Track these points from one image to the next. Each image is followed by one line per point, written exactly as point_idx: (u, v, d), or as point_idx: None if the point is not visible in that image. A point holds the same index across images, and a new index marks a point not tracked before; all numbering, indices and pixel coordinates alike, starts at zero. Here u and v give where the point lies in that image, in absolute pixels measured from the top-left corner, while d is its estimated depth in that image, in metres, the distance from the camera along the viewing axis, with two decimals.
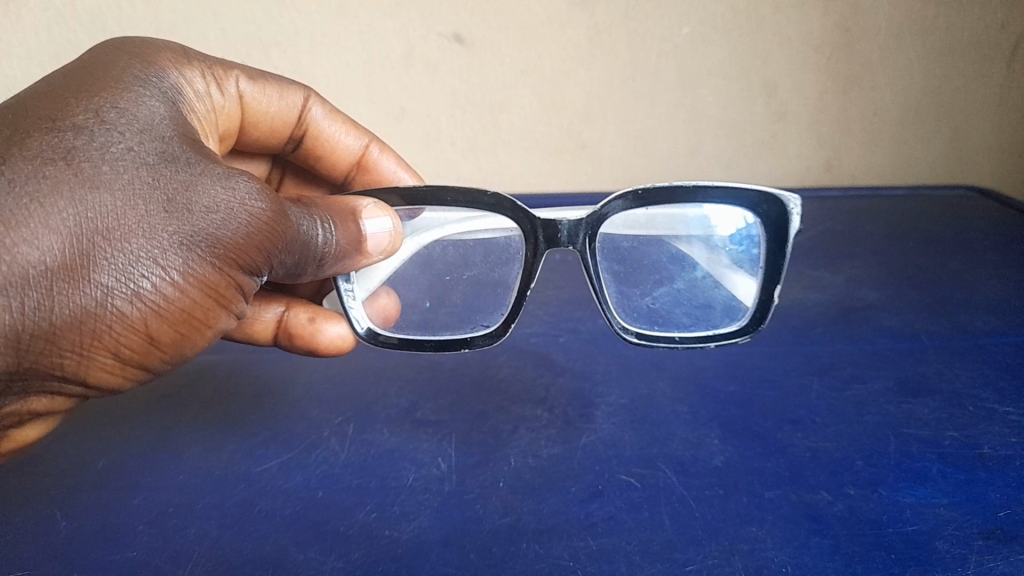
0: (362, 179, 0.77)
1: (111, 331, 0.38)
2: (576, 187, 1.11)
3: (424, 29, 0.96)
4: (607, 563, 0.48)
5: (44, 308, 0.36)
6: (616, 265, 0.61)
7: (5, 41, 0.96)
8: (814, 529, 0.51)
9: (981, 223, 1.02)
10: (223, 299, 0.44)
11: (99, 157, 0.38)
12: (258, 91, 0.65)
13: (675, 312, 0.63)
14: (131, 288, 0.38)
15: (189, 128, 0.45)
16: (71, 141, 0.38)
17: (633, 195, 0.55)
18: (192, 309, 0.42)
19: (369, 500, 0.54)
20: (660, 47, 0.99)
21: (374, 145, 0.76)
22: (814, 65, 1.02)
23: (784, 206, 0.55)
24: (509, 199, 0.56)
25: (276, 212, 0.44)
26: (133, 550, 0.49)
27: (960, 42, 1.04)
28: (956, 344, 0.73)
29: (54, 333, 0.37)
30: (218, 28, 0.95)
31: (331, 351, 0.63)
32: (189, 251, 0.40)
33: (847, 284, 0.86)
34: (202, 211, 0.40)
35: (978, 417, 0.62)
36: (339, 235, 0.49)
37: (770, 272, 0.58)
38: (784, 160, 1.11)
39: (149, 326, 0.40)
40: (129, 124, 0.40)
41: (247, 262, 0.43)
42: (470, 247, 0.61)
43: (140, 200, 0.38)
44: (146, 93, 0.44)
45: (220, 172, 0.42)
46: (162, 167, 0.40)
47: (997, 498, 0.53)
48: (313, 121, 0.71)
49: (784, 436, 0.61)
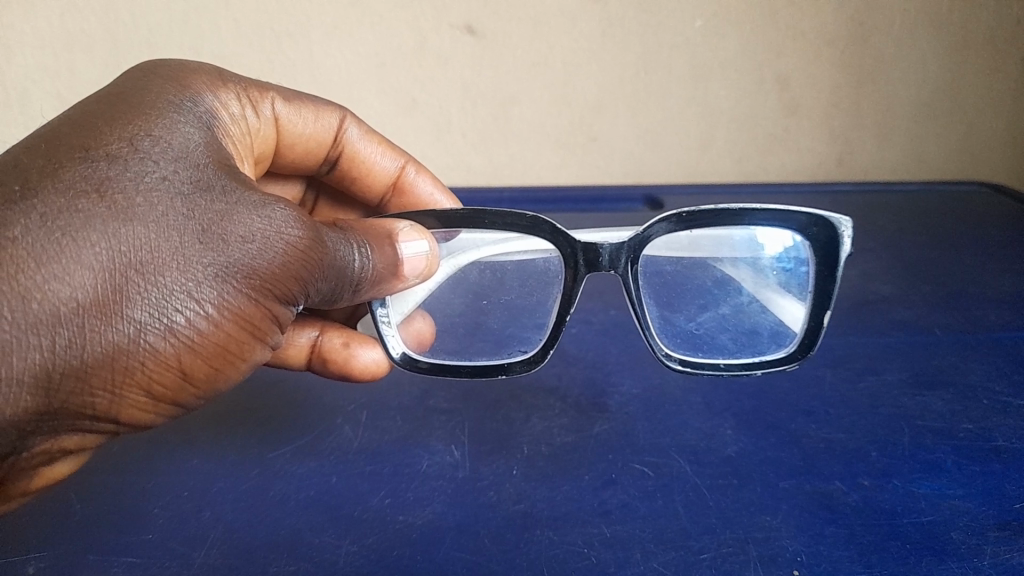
0: (398, 201, 0.76)
1: (144, 368, 0.37)
2: (586, 181, 1.11)
3: (436, 20, 0.96)
4: (621, 550, 0.48)
5: (76, 346, 0.35)
6: (658, 290, 0.62)
7: (20, 29, 0.96)
8: (828, 519, 0.51)
9: (994, 218, 1.02)
10: (259, 331, 0.43)
11: (133, 188, 0.38)
12: (292, 112, 0.65)
13: (721, 339, 0.62)
14: (165, 323, 0.37)
15: (224, 154, 0.45)
16: (104, 171, 0.37)
17: (676, 218, 0.56)
18: (227, 343, 0.41)
19: (382, 486, 0.54)
20: (672, 40, 0.98)
21: (411, 166, 0.75)
22: (828, 59, 1.01)
23: (835, 228, 0.55)
24: (548, 220, 0.56)
25: (313, 239, 0.44)
26: (148, 533, 0.49)
27: (975, 36, 1.03)
28: (971, 339, 0.72)
29: (86, 372, 0.36)
30: (231, 19, 0.95)
31: (365, 376, 0.61)
32: (224, 282, 0.40)
33: (860, 278, 0.86)
34: (237, 240, 0.40)
35: (993, 410, 0.62)
36: (376, 259, 0.49)
37: (819, 297, 0.57)
38: (795, 155, 1.11)
39: (183, 362, 0.39)
40: (164, 153, 0.41)
41: (281, 291, 0.43)
42: (507, 269, 0.61)
43: (175, 233, 0.38)
44: (179, 119, 0.45)
45: (255, 200, 0.42)
46: (197, 197, 0.40)
47: (1012, 491, 0.53)
48: (348, 141, 0.71)
49: (798, 427, 0.60)
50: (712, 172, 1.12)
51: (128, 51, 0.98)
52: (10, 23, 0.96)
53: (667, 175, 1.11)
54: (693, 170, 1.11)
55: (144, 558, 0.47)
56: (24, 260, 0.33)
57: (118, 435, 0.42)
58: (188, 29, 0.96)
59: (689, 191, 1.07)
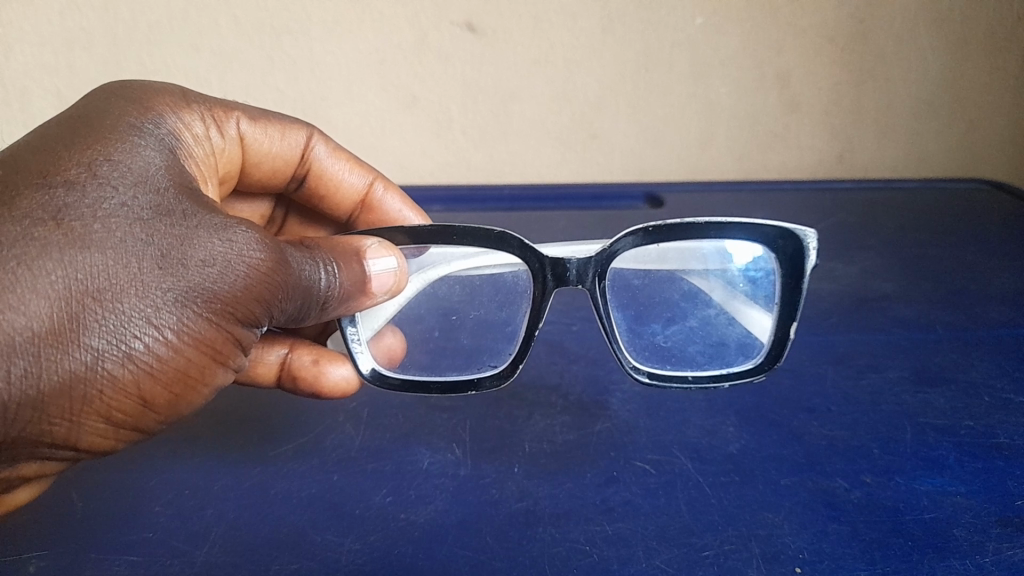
0: (367, 218, 0.76)
1: (102, 395, 0.38)
2: (587, 177, 1.11)
3: (436, 17, 0.96)
4: (624, 547, 0.48)
5: (32, 376, 0.35)
6: (627, 302, 0.61)
7: (18, 26, 0.96)
8: (831, 516, 0.51)
9: (996, 216, 1.01)
10: (221, 354, 0.43)
11: (90, 215, 0.37)
12: (258, 131, 0.65)
13: (689, 351, 0.62)
14: (123, 350, 0.38)
15: (185, 177, 0.45)
16: (61, 198, 0.37)
17: (644, 232, 0.56)
18: (187, 368, 0.41)
19: (385, 483, 0.54)
20: (674, 36, 0.98)
21: (379, 183, 0.75)
22: (828, 56, 1.01)
23: (800, 240, 0.55)
24: (515, 236, 0.56)
25: (275, 260, 0.44)
26: (151, 531, 0.49)
27: (976, 33, 1.02)
28: (971, 336, 0.72)
29: (44, 401, 0.36)
30: (231, 15, 0.95)
31: (335, 394, 0.60)
32: (184, 307, 0.40)
33: (861, 275, 0.85)
34: (198, 265, 0.40)
35: (994, 407, 0.62)
36: (343, 276, 0.49)
37: (787, 307, 0.58)
38: (796, 152, 1.10)
39: (141, 388, 0.39)
40: (123, 177, 0.40)
41: (243, 313, 0.43)
42: (473, 286, 0.61)
43: (133, 258, 0.38)
44: (141, 143, 0.44)
45: (217, 223, 0.42)
46: (156, 222, 0.40)
47: (1015, 488, 0.53)
48: (316, 159, 0.71)
49: (800, 424, 0.60)
50: (712, 169, 1.12)
51: (128, 48, 0.98)
52: (10, 20, 0.96)
53: (668, 171, 1.11)
54: (693, 166, 1.11)
55: (146, 555, 0.47)
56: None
57: (79, 461, 0.42)
58: (189, 25, 0.96)
59: (689, 189, 1.07)
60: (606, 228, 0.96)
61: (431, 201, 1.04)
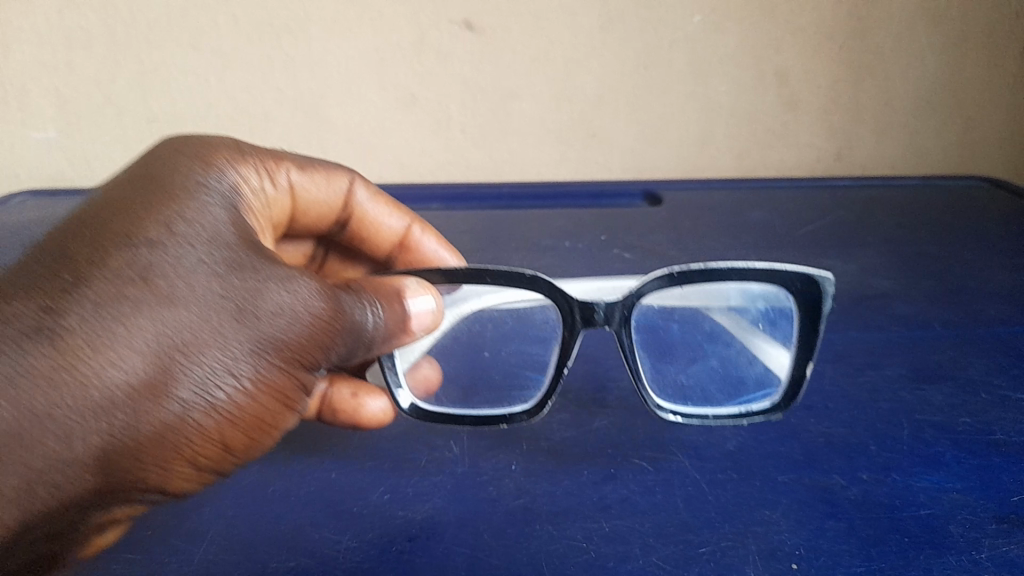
0: (405, 258, 0.75)
1: (190, 444, 0.41)
2: (586, 174, 1.11)
3: (435, 15, 0.96)
4: (621, 544, 0.49)
5: (130, 427, 0.39)
6: (649, 341, 0.63)
7: (18, 25, 0.96)
8: (828, 513, 0.51)
9: (996, 212, 1.01)
10: (291, 400, 0.46)
11: (173, 276, 0.42)
12: (307, 179, 0.64)
13: (709, 389, 0.63)
14: (207, 400, 0.41)
15: (251, 232, 0.48)
16: (147, 261, 0.42)
17: (667, 276, 0.57)
18: (262, 413, 0.44)
19: (383, 481, 0.54)
20: (671, 34, 0.98)
21: (418, 225, 0.74)
22: (826, 54, 1.01)
23: (819, 286, 0.55)
24: (544, 277, 0.58)
25: (336, 309, 0.47)
26: (149, 529, 0.49)
27: (976, 31, 1.02)
28: (970, 333, 0.72)
29: (140, 450, 0.39)
30: (229, 14, 0.95)
31: (372, 426, 0.58)
32: (258, 357, 0.43)
33: (859, 272, 0.85)
34: (269, 317, 0.44)
35: (993, 404, 0.62)
36: (392, 317, 0.52)
37: (804, 349, 0.58)
38: (794, 149, 1.10)
39: (223, 434, 0.43)
40: (198, 237, 0.44)
41: (309, 360, 0.46)
42: (498, 321, 0.63)
43: (212, 314, 0.42)
44: (209, 202, 0.48)
45: (283, 276, 0.45)
46: (230, 279, 0.43)
47: (1012, 484, 0.53)
48: (358, 203, 0.71)
49: (798, 422, 0.60)
50: (711, 167, 1.11)
51: (127, 46, 0.98)
52: (9, 19, 0.96)
53: (668, 170, 1.11)
54: (693, 164, 1.11)
55: (145, 553, 0.47)
56: (71, 354, 0.37)
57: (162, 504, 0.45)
58: (187, 24, 0.96)
59: (688, 187, 1.06)
60: (605, 227, 0.96)
61: (430, 200, 1.04)
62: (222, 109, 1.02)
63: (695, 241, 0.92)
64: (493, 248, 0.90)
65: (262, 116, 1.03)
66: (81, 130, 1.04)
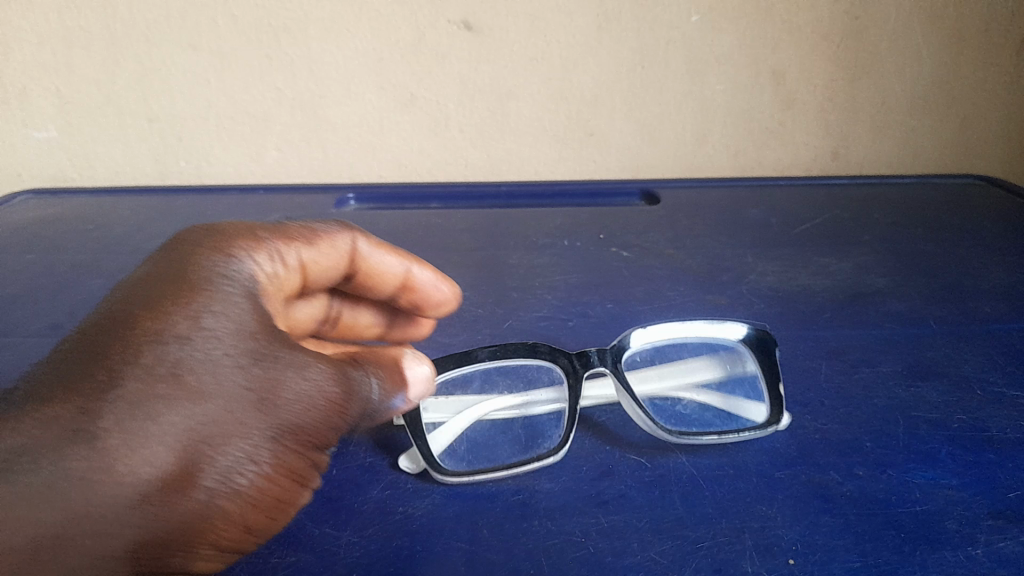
0: (409, 299, 0.68)
1: (215, 531, 0.40)
2: (583, 173, 1.12)
3: (433, 15, 0.96)
4: (619, 540, 0.49)
5: (158, 516, 0.38)
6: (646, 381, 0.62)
7: (16, 25, 0.96)
8: (823, 508, 0.52)
9: (992, 210, 1.02)
10: (305, 484, 0.46)
11: (199, 366, 0.42)
12: (313, 252, 0.59)
13: (706, 417, 0.61)
14: (231, 486, 0.41)
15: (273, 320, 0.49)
16: (174, 353, 0.42)
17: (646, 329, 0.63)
18: (280, 498, 0.44)
19: (382, 477, 0.54)
20: (669, 33, 0.99)
21: (416, 264, 0.67)
22: (823, 53, 1.02)
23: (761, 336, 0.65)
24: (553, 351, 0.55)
25: (347, 393, 0.47)
26: None
27: (972, 31, 1.03)
28: (965, 331, 0.73)
29: (166, 541, 0.39)
30: (228, 14, 0.95)
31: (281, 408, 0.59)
32: (275, 442, 0.43)
33: (855, 270, 0.86)
34: (287, 401, 0.44)
35: (987, 401, 0.63)
36: (391, 398, 0.51)
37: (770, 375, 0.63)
38: (791, 148, 1.11)
39: (246, 519, 0.42)
40: (222, 326, 0.45)
41: (320, 441, 0.46)
42: (497, 393, 0.61)
43: (234, 402, 0.42)
44: (230, 291, 0.48)
45: (299, 361, 0.46)
46: (253, 366, 0.44)
47: (1006, 480, 0.54)
48: (362, 258, 0.64)
49: (793, 418, 0.61)
50: (708, 166, 1.12)
51: (126, 47, 0.98)
52: (8, 19, 0.96)
53: (666, 169, 1.12)
54: (690, 163, 1.11)
55: None
56: (97, 454, 0.38)
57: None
58: (187, 24, 0.96)
59: (685, 185, 1.07)
60: (603, 227, 0.96)
61: (428, 199, 1.03)
62: (221, 109, 1.03)
63: (691, 239, 0.93)
64: (490, 247, 0.90)
65: (262, 115, 1.03)
66: (79, 130, 1.04)
